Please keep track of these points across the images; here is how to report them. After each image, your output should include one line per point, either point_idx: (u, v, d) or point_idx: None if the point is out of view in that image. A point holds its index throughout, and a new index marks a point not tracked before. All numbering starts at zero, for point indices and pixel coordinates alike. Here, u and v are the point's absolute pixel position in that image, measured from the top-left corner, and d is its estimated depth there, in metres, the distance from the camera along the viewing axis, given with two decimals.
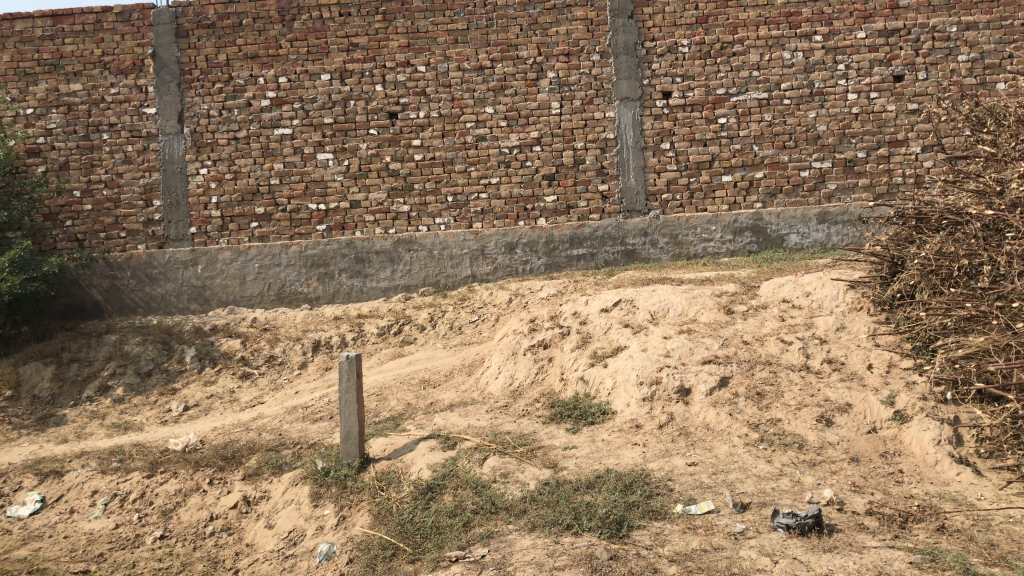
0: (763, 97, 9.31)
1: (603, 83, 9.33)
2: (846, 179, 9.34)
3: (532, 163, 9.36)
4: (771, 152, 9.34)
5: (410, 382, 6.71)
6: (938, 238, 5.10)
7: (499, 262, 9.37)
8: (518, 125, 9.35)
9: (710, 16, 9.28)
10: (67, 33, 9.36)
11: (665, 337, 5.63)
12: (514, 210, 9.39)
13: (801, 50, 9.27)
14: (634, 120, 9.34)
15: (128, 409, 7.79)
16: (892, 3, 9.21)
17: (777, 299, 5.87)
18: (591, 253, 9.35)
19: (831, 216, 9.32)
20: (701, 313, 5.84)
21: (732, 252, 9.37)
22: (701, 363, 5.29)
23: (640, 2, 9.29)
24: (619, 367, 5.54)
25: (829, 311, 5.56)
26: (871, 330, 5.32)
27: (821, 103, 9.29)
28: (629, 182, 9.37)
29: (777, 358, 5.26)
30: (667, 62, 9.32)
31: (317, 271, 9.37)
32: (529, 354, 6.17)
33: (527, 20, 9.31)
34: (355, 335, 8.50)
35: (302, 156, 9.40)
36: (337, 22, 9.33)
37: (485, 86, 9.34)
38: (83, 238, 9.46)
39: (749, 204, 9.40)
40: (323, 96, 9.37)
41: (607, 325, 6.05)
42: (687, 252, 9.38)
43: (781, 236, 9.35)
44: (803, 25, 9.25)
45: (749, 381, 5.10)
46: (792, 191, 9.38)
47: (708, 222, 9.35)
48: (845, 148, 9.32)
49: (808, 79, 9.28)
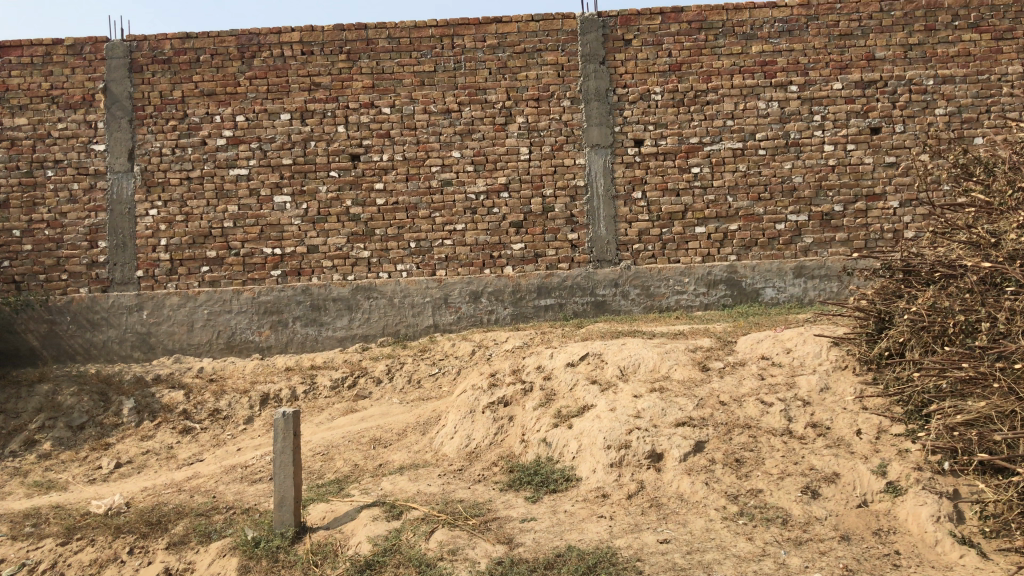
0: (738, 147, 9.05)
1: (573, 129, 9.02)
2: (823, 233, 9.05)
3: (499, 210, 8.98)
4: (746, 204, 9.04)
5: (359, 440, 6.19)
6: (930, 291, 4.77)
7: (463, 311, 8.92)
8: (485, 170, 8.99)
9: (684, 63, 9.04)
10: (14, 65, 8.93)
11: (635, 396, 5.18)
12: (479, 257, 8.98)
13: (777, 100, 9.05)
14: (606, 167, 9.02)
15: (54, 466, 7.17)
16: (868, 54, 9.04)
17: (755, 356, 5.46)
18: (560, 304, 8.95)
19: (808, 270, 9.00)
20: (674, 370, 5.41)
21: (705, 306, 9.00)
22: (675, 426, 4.84)
23: (612, 47, 9.04)
24: (585, 428, 5.08)
25: (811, 370, 5.15)
26: (857, 391, 4.92)
27: (797, 154, 9.05)
28: (599, 231, 9.00)
29: (757, 421, 4.83)
30: (640, 109, 9.04)
31: (270, 318, 8.87)
32: (488, 412, 5.69)
33: (497, 63, 9.02)
34: (307, 388, 7.97)
35: (258, 198, 8.96)
36: (298, 61, 8.99)
37: (452, 130, 9.00)
38: (21, 279, 8.90)
39: (724, 256, 9.06)
40: (282, 136, 8.98)
41: (574, 381, 5.59)
42: (659, 305, 9.00)
43: (757, 290, 9.00)
44: (778, 74, 9.04)
45: (726, 446, 4.66)
46: (767, 244, 9.06)
47: (681, 274, 8.99)
48: (822, 201, 9.05)
49: (783, 130, 9.04)
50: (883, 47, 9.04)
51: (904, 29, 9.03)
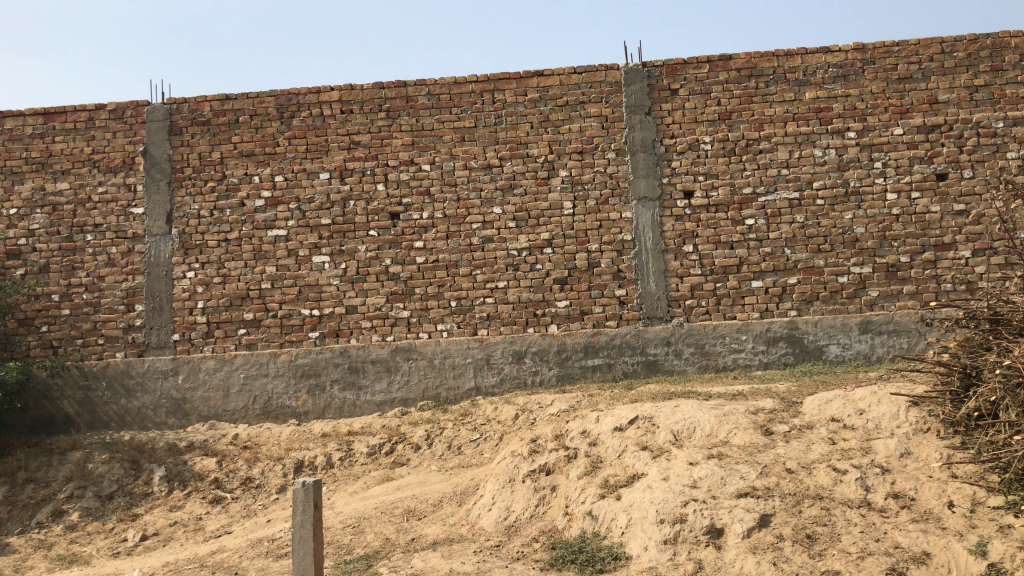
0: (794, 197, 8.59)
1: (619, 181, 8.68)
2: (889, 286, 8.48)
3: (542, 266, 8.62)
4: (805, 256, 8.54)
5: (392, 512, 5.76)
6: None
7: (506, 372, 8.51)
8: (528, 226, 8.67)
9: (734, 112, 8.69)
10: (58, 131, 8.96)
11: (691, 464, 4.70)
12: (523, 315, 8.59)
13: (834, 147, 8.61)
14: (654, 221, 8.63)
15: (79, 538, 6.87)
16: (930, 97, 8.58)
17: (824, 418, 4.93)
18: (608, 364, 8.48)
19: (874, 325, 8.41)
20: (733, 435, 4.90)
21: (765, 364, 8.43)
22: (736, 497, 4.36)
23: (658, 98, 8.74)
24: (635, 500, 4.60)
25: (888, 434, 4.62)
26: (944, 457, 4.39)
27: (858, 203, 8.56)
28: (649, 287, 8.57)
29: (829, 491, 4.32)
30: (689, 160, 8.68)
31: (308, 382, 8.56)
32: (529, 482, 5.24)
33: (539, 117, 8.77)
34: (343, 455, 7.58)
35: (296, 259, 8.75)
36: (337, 120, 8.85)
37: (493, 185, 8.73)
38: (57, 344, 8.76)
39: (783, 311, 8.52)
40: (321, 196, 8.79)
41: (622, 448, 5.12)
42: (715, 364, 8.47)
43: (820, 347, 8.42)
44: (834, 121, 8.63)
45: (796, 520, 4.17)
46: (830, 298, 8.50)
47: (738, 331, 8.47)
48: (886, 252, 8.51)
49: (842, 178, 8.58)
50: (946, 90, 8.58)
51: (967, 70, 8.58)
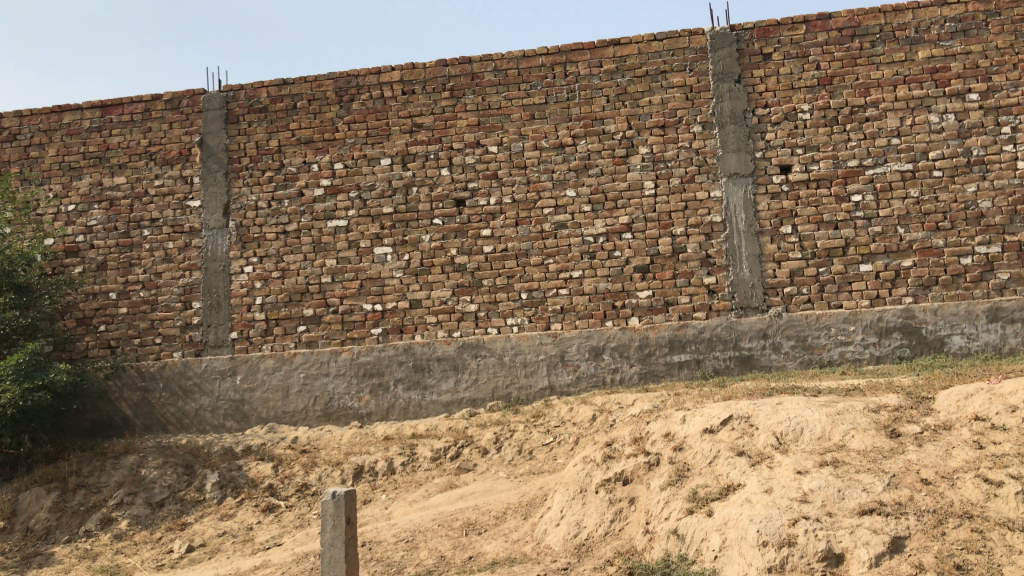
0: (907, 169, 7.58)
1: (706, 157, 7.84)
2: (1022, 268, 7.38)
3: (622, 253, 7.85)
4: (921, 235, 7.51)
5: (449, 525, 5.09)
6: None
7: (582, 370, 7.75)
8: (605, 209, 7.91)
9: (836, 76, 7.74)
10: (115, 123, 8.67)
11: (799, 473, 3.92)
12: (600, 307, 7.83)
13: (952, 111, 7.57)
14: (746, 200, 7.75)
15: (125, 548, 6.46)
16: None
17: (965, 416, 4.07)
18: (697, 360, 7.63)
19: (1005, 313, 7.33)
20: (851, 438, 4.08)
21: (877, 359, 7.43)
22: (859, 515, 3.58)
23: (748, 64, 7.87)
24: (730, 517, 3.85)
25: None
26: None
27: (982, 174, 7.49)
28: (741, 273, 7.69)
29: (980, 508, 3.50)
30: (785, 131, 7.77)
31: (370, 382, 7.99)
32: (602, 493, 4.50)
33: (615, 90, 8.00)
34: (405, 460, 6.96)
35: (357, 250, 8.20)
36: (399, 101, 8.28)
37: (566, 166, 8.00)
38: (115, 344, 8.43)
39: (896, 299, 7.50)
40: (382, 183, 8.23)
41: (713, 453, 4.34)
42: (819, 359, 7.51)
43: (941, 339, 7.38)
44: (952, 82, 7.58)
45: (939, 545, 3.38)
46: (951, 282, 7.45)
47: (845, 321, 7.50)
48: (1018, 228, 7.42)
49: (962, 146, 7.53)
50: None
51: None
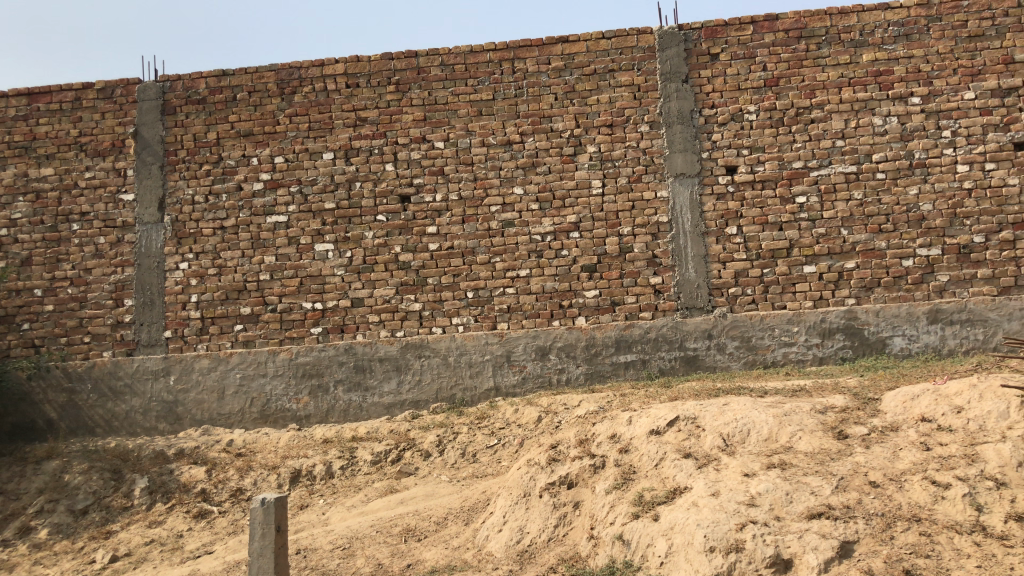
0: (851, 171, 7.62)
1: (654, 157, 7.78)
2: (961, 270, 7.46)
3: (569, 252, 7.74)
4: (864, 237, 7.55)
5: (388, 531, 4.92)
6: None
7: (528, 371, 7.63)
8: (552, 208, 7.80)
9: (782, 78, 7.74)
10: (43, 112, 8.29)
11: (747, 476, 3.84)
12: (547, 306, 7.72)
13: (895, 115, 7.62)
14: (693, 200, 7.71)
15: (44, 559, 6.14)
16: (1005, 57, 7.57)
17: (912, 418, 4.05)
18: (643, 360, 7.57)
19: (944, 314, 7.40)
20: (798, 439, 4.02)
21: (820, 360, 7.46)
22: (807, 519, 3.51)
23: (696, 64, 7.82)
24: (677, 521, 3.75)
25: (1000, 437, 3.72)
26: None
27: (923, 177, 7.56)
28: (688, 273, 7.64)
29: (927, 511, 3.46)
30: (731, 132, 7.75)
31: (309, 383, 7.76)
32: (546, 498, 4.37)
33: (564, 87, 7.90)
34: (344, 463, 6.75)
35: (298, 247, 7.96)
36: (343, 94, 8.05)
37: (514, 163, 7.87)
38: (40, 343, 8.06)
39: (839, 300, 7.53)
40: (324, 178, 8.00)
41: (659, 456, 4.24)
42: (764, 359, 7.51)
43: (882, 340, 7.42)
44: (895, 86, 7.63)
45: (887, 550, 3.32)
46: (892, 284, 7.50)
47: (789, 322, 7.50)
48: (957, 232, 7.49)
49: (905, 149, 7.59)
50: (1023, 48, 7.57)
51: None
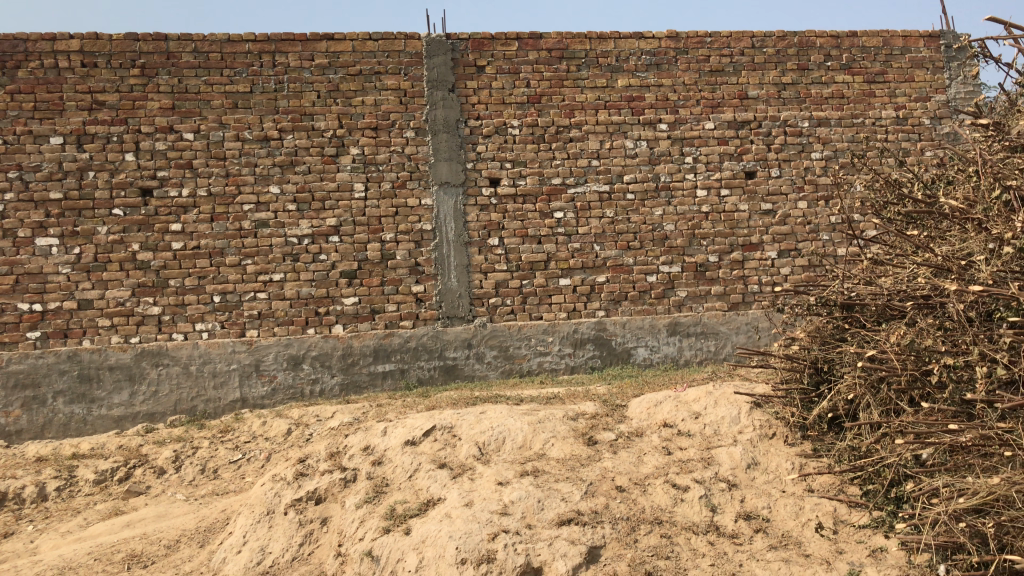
0: (604, 191, 7.84)
1: (418, 164, 7.62)
2: (698, 287, 7.93)
3: (327, 257, 7.43)
4: (613, 253, 7.83)
5: (108, 558, 4.41)
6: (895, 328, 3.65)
7: (279, 381, 7.25)
8: (311, 210, 7.45)
9: (544, 95, 7.79)
10: None
11: (500, 484, 3.80)
12: (302, 313, 7.36)
13: (645, 139, 7.92)
14: (456, 209, 7.63)
15: None
16: (741, 92, 7.99)
17: (655, 423, 4.21)
18: (401, 369, 7.43)
19: (682, 327, 7.88)
20: (550, 446, 4.05)
21: (572, 369, 7.70)
22: (557, 525, 3.52)
23: (463, 74, 7.71)
24: (428, 534, 3.63)
25: (731, 441, 3.99)
26: (796, 466, 3.83)
27: (668, 199, 7.92)
28: (449, 282, 7.57)
29: (669, 513, 3.58)
30: (495, 144, 7.73)
31: (22, 395, 6.93)
32: (291, 515, 4.09)
33: (327, 86, 7.54)
34: (60, 484, 6.01)
35: (14, 241, 7.06)
36: (77, 73, 7.22)
37: (271, 160, 7.43)
38: None
39: (590, 312, 7.79)
40: (51, 165, 7.15)
41: (413, 467, 4.10)
42: (520, 368, 7.63)
43: (627, 350, 7.80)
44: (646, 111, 7.92)
45: (631, 553, 3.38)
46: (638, 298, 7.86)
47: (544, 332, 7.67)
48: (695, 251, 7.94)
49: (652, 172, 7.91)
50: (756, 85, 8.01)
51: (776, 67, 8.02)
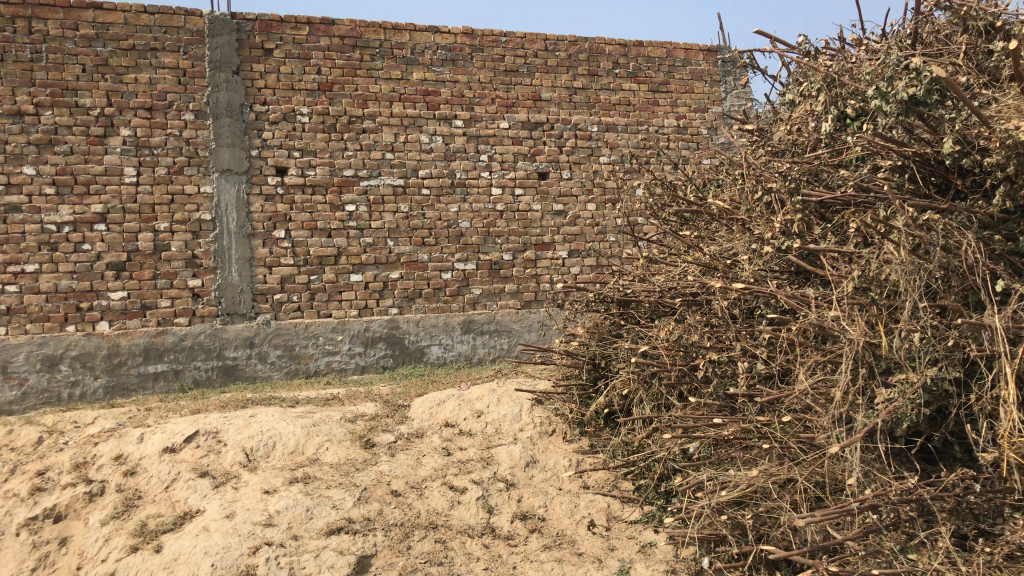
0: (398, 185, 7.27)
1: (196, 149, 6.76)
2: (492, 284, 7.56)
3: (91, 247, 6.49)
4: (408, 249, 7.28)
5: None
6: (668, 325, 3.74)
7: (31, 385, 6.32)
8: (73, 194, 6.45)
9: (336, 84, 7.12)
10: None
11: (266, 492, 3.57)
12: (59, 309, 6.41)
13: (440, 135, 7.43)
14: (239, 200, 6.85)
15: None
16: (534, 94, 7.70)
17: (436, 423, 4.11)
18: (175, 371, 6.64)
19: (476, 325, 7.48)
20: (324, 450, 3.87)
21: (362, 369, 7.16)
22: (325, 535, 3.32)
23: (249, 56, 6.90)
24: (182, 550, 3.34)
25: (511, 439, 3.97)
26: (572, 463, 3.84)
27: (463, 196, 7.46)
28: (231, 278, 6.81)
29: (444, 516, 3.47)
30: (282, 132, 6.98)
31: None
32: (25, 536, 3.95)
33: (93, 59, 6.50)
34: None
35: None
36: None
37: (24, 138, 6.36)
38: None
39: (383, 309, 7.24)
40: None
41: (171, 477, 3.85)
42: (305, 369, 7.01)
43: (420, 349, 7.32)
44: (442, 107, 7.42)
45: (403, 561, 3.23)
46: (432, 295, 7.37)
47: (333, 330, 7.06)
48: (490, 249, 7.54)
49: (448, 168, 7.41)
50: (549, 88, 7.75)
51: (567, 71, 7.79)
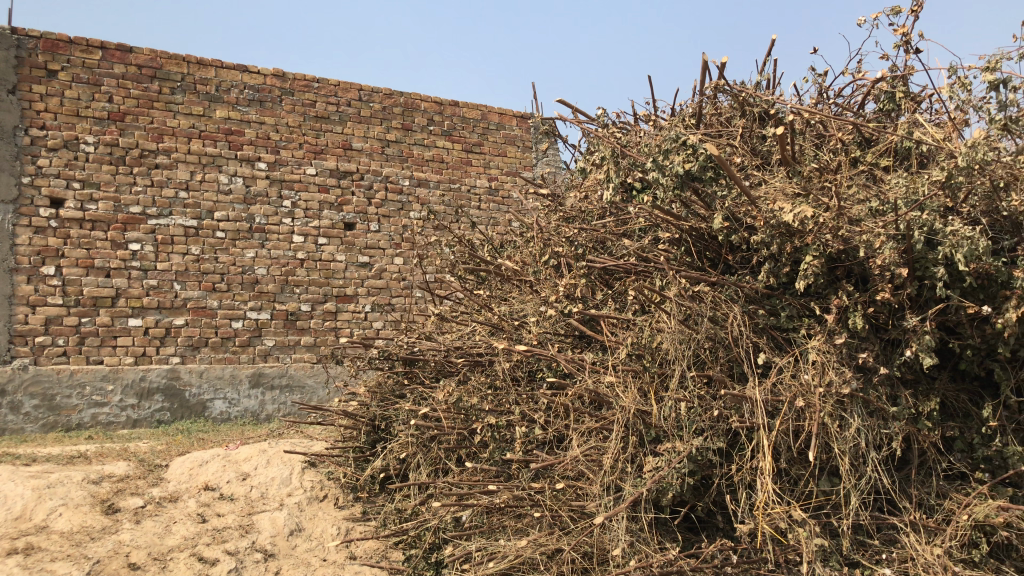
0: (190, 226, 6.71)
1: None
2: (287, 336, 7.09)
3: None
4: (196, 294, 6.69)
5: None
6: (450, 386, 3.67)
7: None
8: None
9: (128, 114, 6.53)
10: None
11: None
12: None
13: (241, 176, 6.95)
14: (2, 230, 6.06)
15: None
16: (345, 142, 7.44)
17: (195, 486, 3.83)
18: None
19: (267, 379, 6.95)
20: (56, 517, 3.44)
21: (133, 424, 6.41)
22: None
23: (28, 76, 6.23)
24: None
25: (277, 505, 3.73)
26: (340, 531, 3.63)
27: (262, 242, 7.00)
28: None
29: None
30: (61, 160, 6.30)
31: None
32: None
33: None
34: None
35: None
36: None
37: None
38: None
39: (162, 358, 6.56)
40: None
41: None
42: (66, 422, 6.18)
43: (202, 403, 6.67)
44: (245, 147, 6.98)
45: None
46: (220, 345, 6.79)
47: (102, 379, 6.29)
48: (286, 298, 7.09)
49: (247, 212, 6.95)
50: (361, 138, 7.52)
51: (381, 123, 7.61)
